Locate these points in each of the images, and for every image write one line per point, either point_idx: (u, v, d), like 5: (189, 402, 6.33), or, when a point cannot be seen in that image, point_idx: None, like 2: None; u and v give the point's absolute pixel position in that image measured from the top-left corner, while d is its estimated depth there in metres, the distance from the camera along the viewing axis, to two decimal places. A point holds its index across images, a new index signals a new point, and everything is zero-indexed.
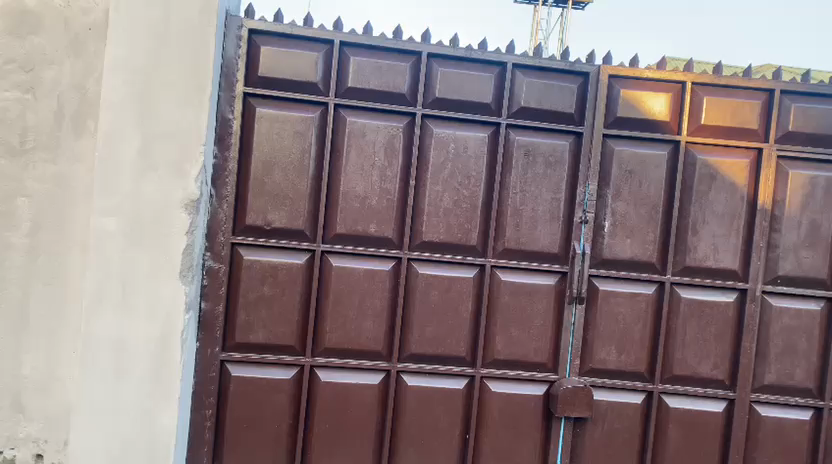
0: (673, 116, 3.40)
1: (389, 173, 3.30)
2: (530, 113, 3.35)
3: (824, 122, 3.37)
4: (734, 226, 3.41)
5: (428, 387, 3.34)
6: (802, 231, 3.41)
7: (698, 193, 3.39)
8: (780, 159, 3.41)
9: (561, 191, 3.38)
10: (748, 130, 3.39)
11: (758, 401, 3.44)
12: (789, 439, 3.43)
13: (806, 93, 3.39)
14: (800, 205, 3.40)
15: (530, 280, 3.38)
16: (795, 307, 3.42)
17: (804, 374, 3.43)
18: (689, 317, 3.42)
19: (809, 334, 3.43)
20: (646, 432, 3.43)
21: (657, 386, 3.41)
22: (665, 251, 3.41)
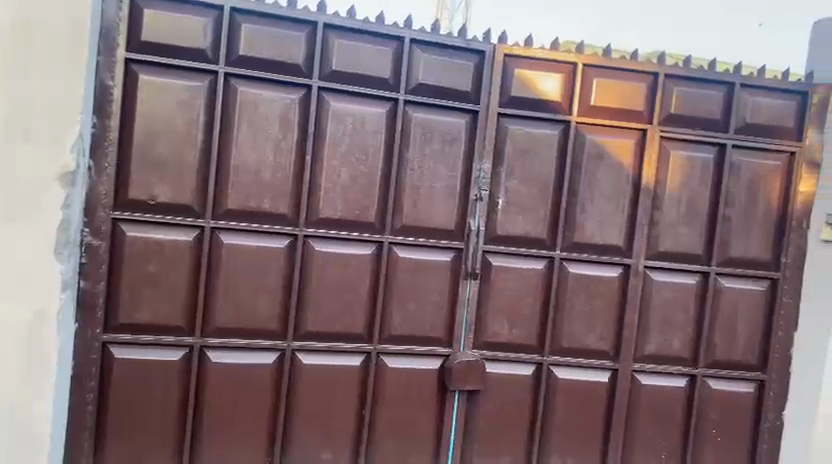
0: (565, 96, 3.49)
1: (284, 147, 3.21)
2: (427, 90, 3.34)
3: (703, 107, 3.58)
4: (621, 205, 3.56)
5: (324, 365, 3.31)
6: (681, 209, 3.62)
7: (587, 172, 3.52)
8: (663, 140, 3.58)
9: (457, 169, 3.41)
10: (634, 112, 3.53)
11: (639, 371, 3.64)
12: (667, 405, 3.66)
13: (686, 78, 3.56)
14: (679, 185, 3.61)
15: (426, 257, 3.40)
16: (674, 281, 3.63)
17: (682, 344, 3.66)
18: (577, 291, 3.56)
19: (685, 306, 3.66)
20: (536, 403, 3.55)
21: (546, 358, 3.54)
22: (556, 229, 3.51)
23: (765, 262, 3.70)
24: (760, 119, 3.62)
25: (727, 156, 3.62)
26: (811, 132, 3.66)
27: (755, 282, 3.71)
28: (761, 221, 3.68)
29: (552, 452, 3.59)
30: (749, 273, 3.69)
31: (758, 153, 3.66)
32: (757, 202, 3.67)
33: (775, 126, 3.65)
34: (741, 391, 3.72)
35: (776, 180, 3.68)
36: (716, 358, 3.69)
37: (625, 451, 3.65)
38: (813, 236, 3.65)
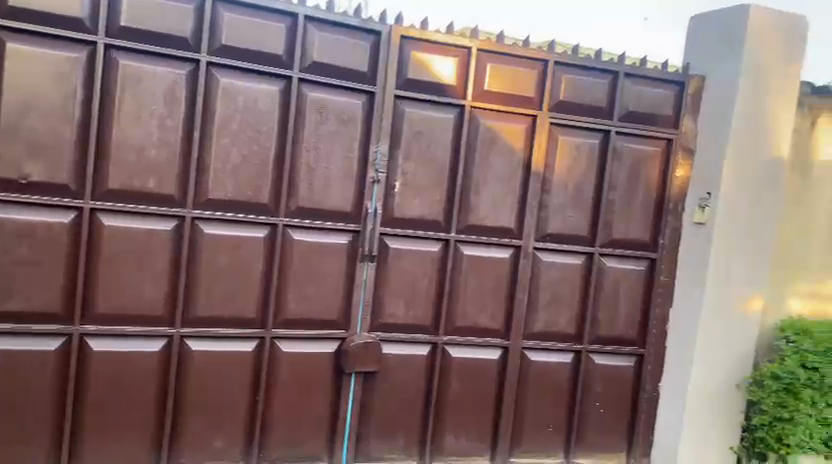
0: (460, 80, 3.53)
1: (171, 124, 3.06)
2: (323, 69, 3.28)
3: (590, 94, 3.73)
4: (513, 188, 3.66)
5: (215, 351, 3.21)
6: (568, 192, 3.77)
7: (480, 155, 3.59)
8: (553, 126, 3.71)
9: (353, 150, 3.38)
10: (526, 98, 3.63)
11: (529, 348, 3.78)
12: (555, 380, 3.83)
13: (574, 66, 3.70)
14: (567, 169, 3.75)
15: (322, 240, 3.36)
16: (561, 262, 3.78)
17: (569, 321, 3.83)
18: (471, 272, 3.63)
19: (572, 285, 3.82)
20: (431, 382, 3.61)
21: (441, 338, 3.60)
22: (451, 210, 3.56)
23: (644, 243, 3.93)
24: (641, 107, 3.83)
25: (611, 142, 3.80)
26: (686, 121, 3.91)
27: (635, 262, 3.94)
28: (641, 204, 3.90)
29: (446, 430, 3.66)
30: (630, 253, 3.91)
31: (639, 139, 3.86)
32: (638, 186, 3.88)
33: (654, 115, 3.86)
34: (622, 364, 3.95)
35: (655, 166, 3.91)
36: (600, 334, 3.89)
37: (516, 426, 3.79)
38: (687, 218, 3.91)
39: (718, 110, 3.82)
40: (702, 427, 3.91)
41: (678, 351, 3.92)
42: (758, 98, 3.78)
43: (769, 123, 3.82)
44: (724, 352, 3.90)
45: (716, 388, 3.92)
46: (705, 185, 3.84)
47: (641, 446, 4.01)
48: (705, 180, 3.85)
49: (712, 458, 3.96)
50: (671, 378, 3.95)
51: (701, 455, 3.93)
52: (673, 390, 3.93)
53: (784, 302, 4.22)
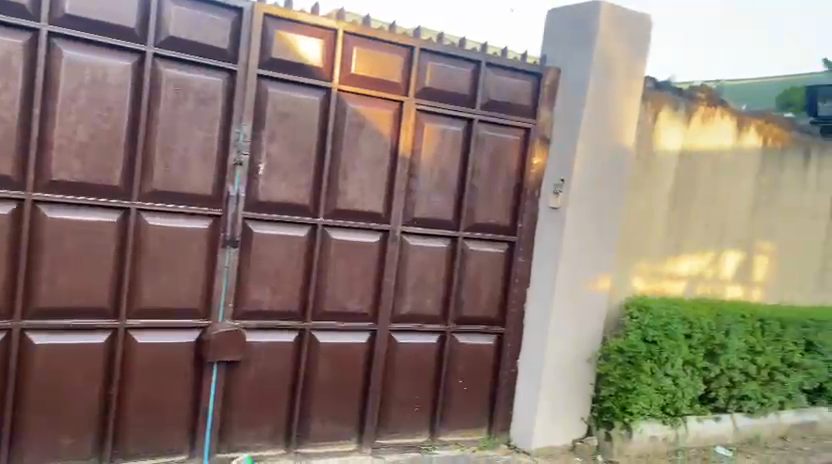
0: (326, 62, 3.47)
1: (6, 97, 2.79)
2: (180, 44, 3.10)
3: (454, 82, 3.81)
4: (379, 172, 3.67)
5: (61, 344, 2.99)
6: (434, 177, 3.84)
7: (347, 139, 3.57)
8: (418, 112, 3.75)
9: (214, 130, 3.24)
10: (392, 83, 3.65)
11: (396, 331, 3.82)
12: (421, 361, 3.91)
13: (439, 53, 3.77)
14: (432, 154, 3.82)
15: (181, 224, 3.20)
16: (427, 246, 3.86)
17: (434, 303, 3.92)
18: (338, 257, 3.62)
19: (437, 268, 3.91)
20: (298, 369, 3.57)
21: (308, 324, 3.56)
22: (318, 194, 3.52)
23: (505, 227, 4.09)
24: (502, 96, 3.96)
25: (474, 129, 3.92)
26: (543, 111, 4.10)
27: (497, 245, 4.09)
28: (502, 190, 4.05)
29: (313, 415, 3.64)
30: (491, 236, 4.05)
31: (500, 127, 4.00)
32: (499, 172, 4.02)
33: (514, 104, 4.02)
34: (484, 344, 4.11)
35: (515, 153, 4.07)
36: (463, 315, 4.02)
37: (383, 407, 3.84)
38: (543, 203, 4.11)
39: (571, 101, 4.04)
40: (556, 400, 4.15)
41: (534, 329, 4.13)
42: (606, 91, 4.06)
43: (616, 116, 4.12)
44: (576, 329, 4.18)
45: (569, 363, 4.18)
46: (559, 172, 4.06)
47: (501, 420, 4.20)
48: (560, 167, 4.06)
49: (564, 427, 4.24)
50: (529, 355, 4.16)
51: (555, 426, 4.19)
52: (530, 366, 4.14)
53: (626, 282, 4.66)
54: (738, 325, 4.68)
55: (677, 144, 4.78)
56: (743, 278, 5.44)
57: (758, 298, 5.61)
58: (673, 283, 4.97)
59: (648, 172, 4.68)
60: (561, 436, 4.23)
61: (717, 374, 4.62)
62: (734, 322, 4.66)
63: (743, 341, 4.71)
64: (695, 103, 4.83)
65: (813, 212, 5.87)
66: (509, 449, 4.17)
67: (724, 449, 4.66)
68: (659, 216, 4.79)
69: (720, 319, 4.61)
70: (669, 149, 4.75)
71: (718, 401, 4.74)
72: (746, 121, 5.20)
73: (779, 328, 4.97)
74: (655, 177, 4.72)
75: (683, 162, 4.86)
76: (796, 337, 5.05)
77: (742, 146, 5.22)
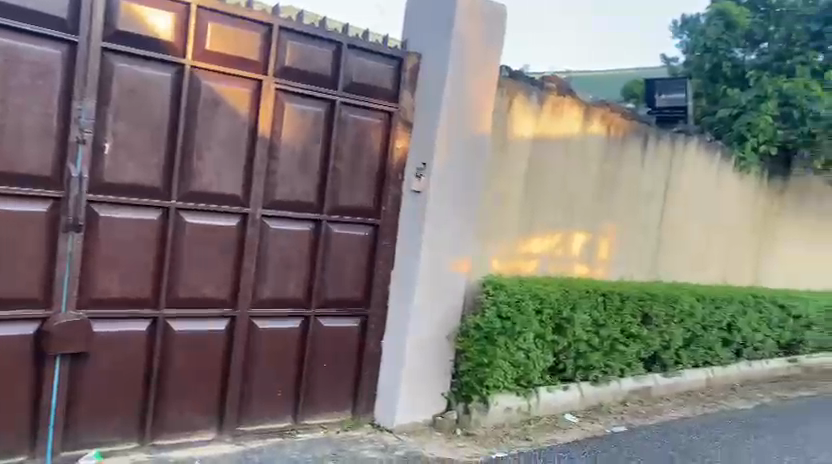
0: (178, 37, 3.30)
1: None
2: (9, 10, 2.83)
3: (315, 63, 3.77)
4: (237, 154, 3.57)
5: None
6: (295, 159, 3.79)
7: (202, 119, 3.43)
8: (278, 92, 3.67)
9: (52, 106, 2.99)
10: (251, 61, 3.54)
11: (257, 316, 3.75)
12: (283, 346, 3.86)
13: (299, 33, 3.70)
14: (294, 135, 3.76)
15: (16, 208, 2.94)
16: (288, 229, 3.81)
17: (297, 287, 3.88)
18: (194, 242, 3.49)
19: (299, 252, 3.87)
20: (152, 359, 3.41)
21: (162, 311, 3.41)
22: (171, 176, 3.36)
23: (368, 210, 4.11)
24: (364, 79, 3.97)
25: (336, 112, 3.90)
26: (405, 95, 4.16)
27: (360, 228, 4.10)
28: (365, 172, 4.07)
29: (169, 406, 3.50)
30: (355, 219, 4.06)
31: (363, 110, 4.01)
32: (361, 155, 4.04)
33: (376, 87, 4.04)
34: (347, 326, 4.12)
35: (377, 136, 4.09)
36: (327, 298, 4.01)
37: (244, 394, 3.75)
38: (406, 187, 4.17)
39: (431, 86, 4.13)
40: (418, 377, 4.27)
41: (397, 310, 4.20)
42: (464, 78, 4.19)
43: (474, 103, 4.27)
44: (437, 308, 4.31)
45: (430, 341, 4.30)
46: (420, 156, 4.14)
47: (365, 400, 4.25)
48: (421, 151, 4.15)
49: (426, 404, 4.36)
50: (392, 336, 4.22)
51: (417, 403, 4.30)
52: (393, 346, 4.22)
53: (484, 263, 4.86)
54: (583, 300, 5.06)
55: (530, 130, 5.04)
56: (588, 256, 5.85)
57: (601, 275, 6.05)
58: (526, 262, 5.25)
59: (504, 158, 4.90)
60: (423, 413, 4.35)
61: (565, 346, 4.97)
62: (579, 297, 5.04)
63: (587, 314, 5.10)
64: (547, 92, 5.10)
65: (649, 196, 6.41)
66: (373, 428, 4.22)
67: (572, 415, 5.02)
68: (513, 200, 5.04)
69: (567, 294, 4.96)
70: (522, 135, 5.00)
71: (566, 371, 5.10)
72: (592, 111, 5.57)
73: (619, 301, 5.41)
74: (510, 162, 4.95)
75: (535, 148, 5.13)
76: (633, 310, 5.53)
77: (588, 133, 5.59)
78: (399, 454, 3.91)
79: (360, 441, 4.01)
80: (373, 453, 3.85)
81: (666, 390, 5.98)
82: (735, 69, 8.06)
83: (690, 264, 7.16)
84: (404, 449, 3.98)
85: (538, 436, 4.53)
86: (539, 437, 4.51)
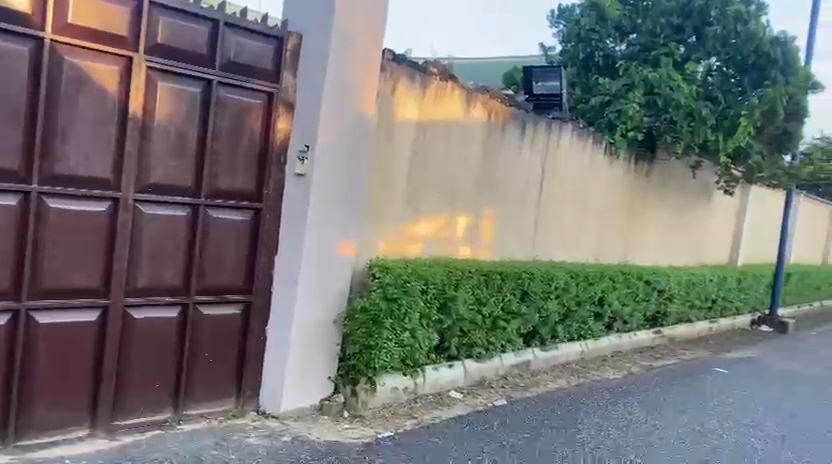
0: (35, 8, 3.09)
1: None
2: None
3: (189, 40, 3.61)
4: (105, 135, 3.37)
5: None
6: (170, 141, 3.63)
7: (65, 97, 3.22)
8: (150, 71, 3.49)
9: None
10: (118, 37, 3.34)
11: (131, 306, 3.57)
12: (161, 336, 3.71)
13: (172, 9, 3.54)
14: (167, 116, 3.60)
15: None
16: (164, 214, 3.65)
17: (174, 274, 3.73)
18: (59, 228, 3.28)
19: (176, 238, 3.73)
20: (14, 353, 3.20)
21: (24, 303, 3.20)
22: (30, 159, 3.14)
23: (249, 194, 4.00)
24: (242, 59, 3.86)
25: (213, 92, 3.77)
26: (286, 76, 4.07)
27: (241, 212, 3.99)
28: (245, 155, 3.96)
29: (35, 403, 3.30)
30: (235, 203, 3.94)
31: (242, 91, 3.90)
32: (241, 137, 3.92)
33: (255, 68, 3.93)
34: (229, 313, 4.01)
35: (258, 118, 3.99)
36: (207, 285, 3.89)
37: (118, 387, 3.58)
38: (289, 170, 4.09)
39: (313, 68, 4.07)
40: (304, 362, 4.23)
41: (281, 295, 4.13)
42: (346, 60, 4.16)
43: (357, 86, 4.25)
44: (323, 293, 4.28)
45: (316, 326, 4.27)
46: (303, 139, 4.08)
47: (250, 388, 4.16)
48: (304, 134, 4.08)
49: (312, 389, 4.34)
50: (277, 322, 4.15)
51: (303, 388, 4.27)
52: (277, 332, 4.15)
53: (370, 246, 4.88)
54: (466, 280, 5.22)
55: (414, 114, 5.09)
56: (471, 238, 6.01)
57: (484, 256, 6.24)
58: (411, 245, 5.32)
59: (389, 142, 4.93)
60: (310, 398, 4.32)
61: (449, 325, 5.11)
62: (462, 277, 5.19)
63: (470, 294, 5.26)
64: (429, 77, 5.17)
65: (527, 179, 6.66)
66: (259, 416, 4.15)
67: (456, 392, 5.17)
68: (398, 183, 5.08)
69: (451, 275, 5.09)
70: (406, 119, 5.04)
71: (450, 349, 5.24)
72: (473, 96, 5.70)
73: (500, 280, 5.62)
74: (395, 146, 4.99)
75: (419, 132, 5.19)
76: (513, 288, 5.77)
77: (470, 118, 5.72)
78: (286, 439, 3.88)
79: (245, 429, 3.94)
80: (259, 441, 3.79)
81: (545, 363, 6.29)
82: (606, 58, 8.60)
83: (566, 244, 7.54)
84: (291, 435, 3.95)
85: (424, 413, 4.64)
86: (425, 414, 4.62)
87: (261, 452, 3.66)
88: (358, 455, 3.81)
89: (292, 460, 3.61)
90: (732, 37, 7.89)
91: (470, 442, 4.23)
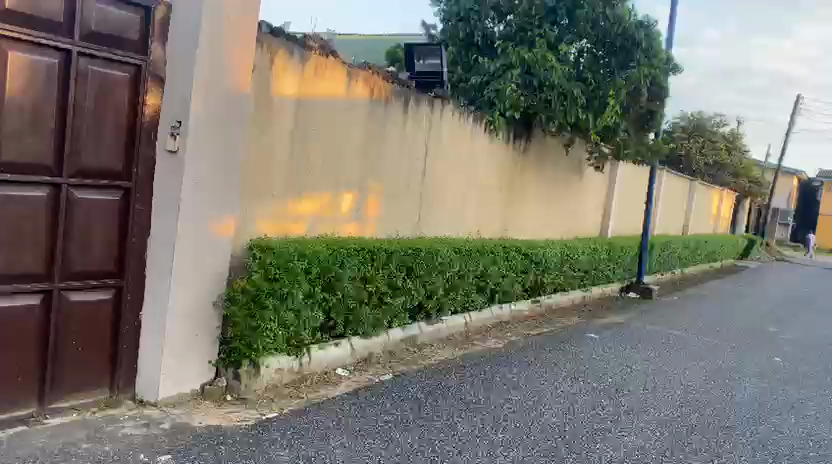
0: None
1: None
2: None
3: (42, 7, 3.33)
4: None
5: None
6: (25, 115, 3.35)
7: None
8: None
9: None
10: None
11: None
12: (22, 327, 3.45)
13: None
14: (22, 89, 3.32)
15: None
16: (20, 195, 3.37)
17: (35, 259, 3.47)
18: None
19: (36, 220, 3.46)
20: None
21: None
22: None
23: (118, 173, 3.77)
24: (105, 28, 3.61)
25: (74, 64, 3.50)
26: (154, 48, 3.86)
27: (109, 193, 3.75)
28: (111, 132, 3.71)
29: None
30: (102, 183, 3.70)
31: (106, 63, 3.65)
32: (107, 113, 3.68)
33: (121, 38, 3.69)
34: (99, 299, 3.78)
35: (125, 92, 3.75)
36: (73, 270, 3.64)
37: None
38: (160, 146, 3.89)
39: (184, 39, 3.88)
40: (182, 347, 4.09)
41: (155, 279, 3.95)
42: (219, 31, 4.00)
43: (232, 59, 4.10)
44: (200, 274, 4.14)
45: (194, 309, 4.14)
46: (175, 114, 3.89)
47: (125, 376, 3.96)
48: (176, 108, 3.89)
49: (192, 373, 4.21)
50: (152, 306, 3.97)
51: (182, 373, 4.13)
52: (153, 317, 3.97)
53: (249, 226, 4.76)
54: (351, 257, 5.21)
55: (293, 90, 4.99)
56: (356, 216, 6.00)
57: (369, 233, 6.24)
58: (294, 224, 5.25)
59: (268, 118, 4.80)
60: (190, 382, 4.20)
61: (334, 303, 5.09)
62: (347, 255, 5.18)
63: (355, 271, 5.26)
64: (309, 52, 5.08)
65: (411, 157, 6.71)
66: (136, 405, 3.97)
67: (343, 369, 5.19)
68: (278, 161, 4.97)
69: (335, 253, 5.07)
70: (285, 95, 4.93)
71: (336, 327, 5.24)
72: (354, 72, 5.66)
73: (385, 257, 5.66)
74: (274, 122, 4.86)
75: (299, 108, 5.09)
76: (398, 264, 5.83)
77: (352, 95, 5.68)
78: (165, 427, 3.74)
79: (120, 419, 3.76)
80: (135, 430, 3.64)
81: (430, 337, 6.44)
82: (485, 39, 8.72)
83: (449, 220, 7.69)
84: (170, 422, 3.82)
85: (310, 392, 4.63)
86: (311, 393, 4.61)
87: (138, 441, 3.51)
88: (240, 437, 3.74)
89: (170, 447, 3.49)
90: (600, 20, 8.22)
91: (355, 417, 4.26)
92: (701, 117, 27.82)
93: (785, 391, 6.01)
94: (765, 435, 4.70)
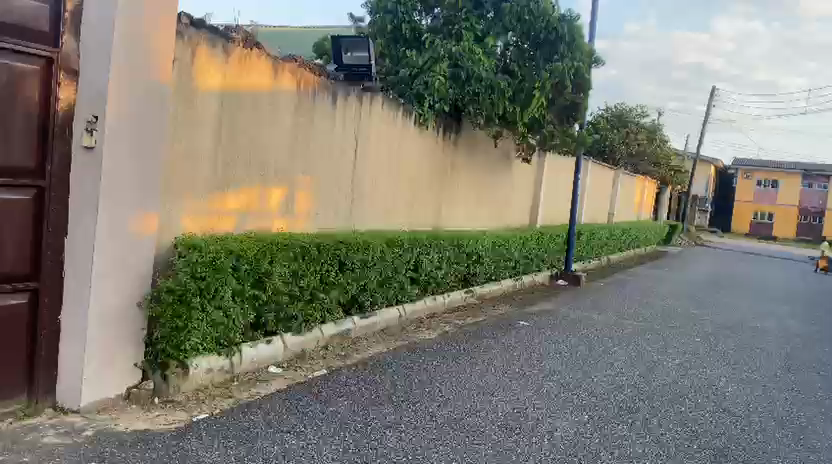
0: None
1: None
2: None
3: None
4: None
5: None
6: None
7: None
8: None
9: None
10: None
11: None
12: None
13: None
14: None
15: None
16: None
17: None
18: None
19: None
20: None
21: None
22: None
23: (29, 170, 3.58)
24: (8, 19, 3.43)
25: None
26: (66, 40, 3.67)
27: (20, 192, 3.56)
28: (21, 128, 3.53)
29: None
30: (11, 181, 3.50)
31: (13, 56, 3.46)
32: (15, 106, 3.49)
33: (27, 29, 3.51)
34: (10, 304, 3.58)
35: (34, 86, 3.56)
36: None
37: None
38: (77, 142, 3.71)
39: (97, 28, 3.71)
40: (105, 350, 3.94)
41: (74, 282, 3.78)
42: (136, 22, 3.83)
43: (152, 48, 3.96)
44: (121, 274, 3.98)
45: (116, 311, 3.98)
46: (90, 108, 3.72)
47: (43, 382, 3.78)
48: (93, 102, 3.72)
49: (116, 377, 4.06)
50: (71, 309, 3.79)
51: (105, 378, 3.98)
52: (71, 321, 3.80)
53: (174, 222, 4.64)
54: (281, 253, 5.15)
55: (216, 82, 4.87)
56: (286, 210, 5.94)
57: (299, 228, 6.18)
58: (221, 219, 5.16)
59: (191, 111, 4.68)
60: (114, 386, 4.05)
61: (265, 300, 5.01)
62: (277, 251, 5.11)
63: (286, 267, 5.21)
64: (232, 44, 4.97)
65: (341, 149, 6.67)
66: (55, 412, 3.79)
67: (276, 367, 5.12)
68: (203, 157, 4.86)
69: (264, 249, 4.99)
70: (208, 90, 4.80)
71: (267, 325, 5.18)
72: (280, 64, 5.54)
73: (316, 253, 5.62)
74: (197, 116, 4.74)
75: (224, 101, 4.99)
76: (329, 258, 5.80)
77: (278, 88, 5.58)
78: (87, 434, 3.60)
79: (39, 428, 3.59)
80: (56, 439, 3.48)
81: (364, 330, 6.42)
82: (413, 32, 8.70)
83: (380, 213, 7.70)
84: (94, 429, 3.67)
85: (242, 391, 4.56)
86: (242, 393, 4.54)
87: (59, 450, 3.36)
88: (169, 441, 3.64)
89: (94, 456, 3.35)
90: (525, 13, 8.36)
91: (288, 415, 4.21)
92: (623, 108, 28.66)
93: (705, 371, 6.31)
94: (686, 414, 4.93)
